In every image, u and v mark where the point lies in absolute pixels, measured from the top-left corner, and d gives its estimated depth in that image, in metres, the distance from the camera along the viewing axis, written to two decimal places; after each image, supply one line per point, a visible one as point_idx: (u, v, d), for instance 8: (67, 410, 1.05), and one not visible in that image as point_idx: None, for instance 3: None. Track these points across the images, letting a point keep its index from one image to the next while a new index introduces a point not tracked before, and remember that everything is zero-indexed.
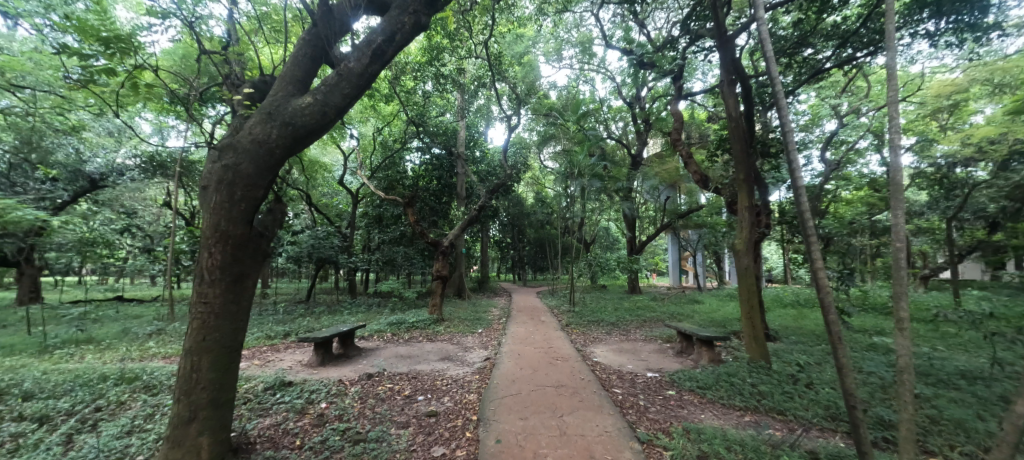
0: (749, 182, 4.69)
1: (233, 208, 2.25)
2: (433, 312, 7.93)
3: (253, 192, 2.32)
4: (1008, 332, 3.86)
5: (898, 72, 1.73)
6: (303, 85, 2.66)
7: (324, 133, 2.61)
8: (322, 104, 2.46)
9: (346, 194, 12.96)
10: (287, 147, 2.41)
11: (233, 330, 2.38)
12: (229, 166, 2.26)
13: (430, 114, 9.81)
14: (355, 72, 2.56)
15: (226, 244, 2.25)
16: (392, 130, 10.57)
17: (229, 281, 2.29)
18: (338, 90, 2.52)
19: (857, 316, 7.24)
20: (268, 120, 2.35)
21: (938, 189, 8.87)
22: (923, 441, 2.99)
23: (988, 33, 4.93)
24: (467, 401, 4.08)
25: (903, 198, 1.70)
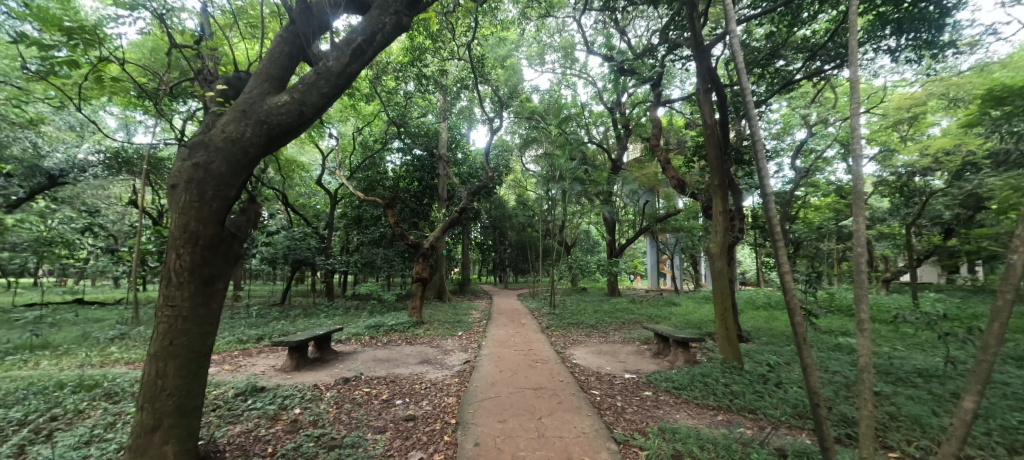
0: (723, 188, 4.80)
1: (203, 208, 2.17)
2: (413, 316, 7.84)
3: (225, 192, 2.24)
4: (960, 332, 4.09)
5: (860, 85, 1.82)
6: (280, 82, 2.59)
7: (301, 133, 2.55)
8: (299, 103, 2.40)
9: (324, 194, 12.69)
10: (261, 146, 2.35)
11: (202, 334, 2.29)
12: (200, 164, 2.18)
13: (412, 115, 9.74)
14: (333, 72, 2.52)
15: (196, 246, 2.17)
16: (372, 130, 10.40)
17: (199, 283, 2.21)
18: (315, 89, 2.46)
19: (825, 317, 7.53)
20: (242, 118, 2.28)
21: (899, 197, 9.33)
22: (882, 437, 3.17)
23: (943, 51, 5.23)
24: (445, 405, 4.04)
25: (864, 205, 1.79)
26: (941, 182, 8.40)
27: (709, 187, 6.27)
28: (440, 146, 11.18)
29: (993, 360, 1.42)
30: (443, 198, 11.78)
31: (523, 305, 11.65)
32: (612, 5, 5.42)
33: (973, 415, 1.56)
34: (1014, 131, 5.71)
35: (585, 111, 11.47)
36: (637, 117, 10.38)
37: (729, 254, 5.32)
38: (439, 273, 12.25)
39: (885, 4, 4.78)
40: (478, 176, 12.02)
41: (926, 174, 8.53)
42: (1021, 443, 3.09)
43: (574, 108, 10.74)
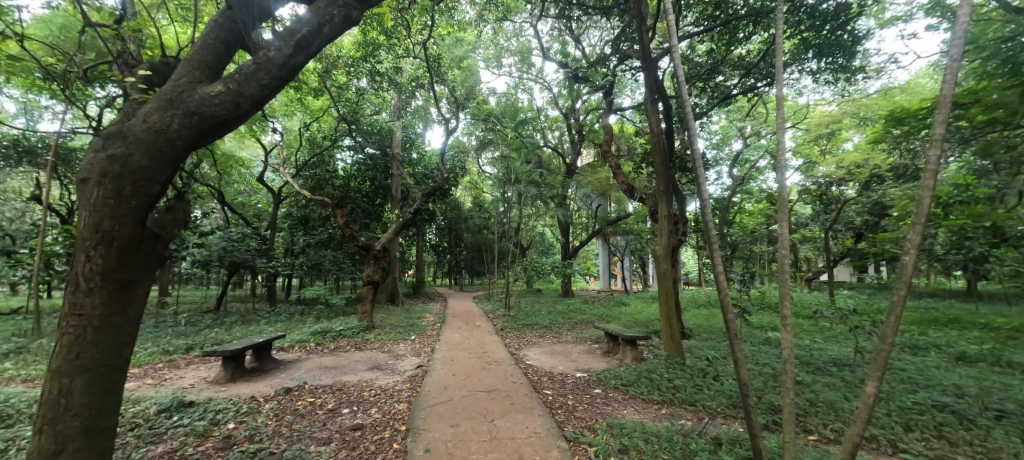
0: (667, 194, 5.04)
1: (119, 205, 1.79)
2: (363, 320, 7.56)
3: (147, 187, 1.87)
4: (866, 325, 4.59)
5: (784, 102, 1.96)
6: (215, 72, 2.27)
7: (238, 127, 2.24)
8: (236, 94, 2.10)
9: (267, 192, 11.88)
10: (191, 139, 2.01)
11: (118, 346, 1.88)
12: (117, 157, 1.81)
13: (364, 112, 9.44)
14: (275, 62, 2.24)
15: (112, 247, 1.79)
16: (322, 126, 9.92)
17: (115, 288, 1.82)
18: (255, 80, 2.17)
19: (757, 314, 8.17)
20: (168, 107, 1.95)
21: (818, 204, 10.37)
22: (803, 421, 3.49)
23: (856, 75, 5.84)
24: (396, 412, 3.91)
25: (786, 212, 1.93)
26: (853, 191, 9.44)
27: (656, 192, 6.59)
28: (394, 145, 10.90)
29: (890, 350, 1.45)
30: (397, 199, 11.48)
31: (478, 308, 11.61)
32: (567, 13, 5.54)
33: (874, 398, 1.61)
34: (909, 148, 6.54)
35: (541, 115, 11.67)
36: (590, 123, 10.73)
37: (673, 256, 5.60)
38: (392, 276, 11.91)
39: (808, 30, 5.26)
40: (433, 177, 11.83)
41: (840, 184, 9.53)
42: (913, 421, 3.53)
43: (530, 112, 10.92)
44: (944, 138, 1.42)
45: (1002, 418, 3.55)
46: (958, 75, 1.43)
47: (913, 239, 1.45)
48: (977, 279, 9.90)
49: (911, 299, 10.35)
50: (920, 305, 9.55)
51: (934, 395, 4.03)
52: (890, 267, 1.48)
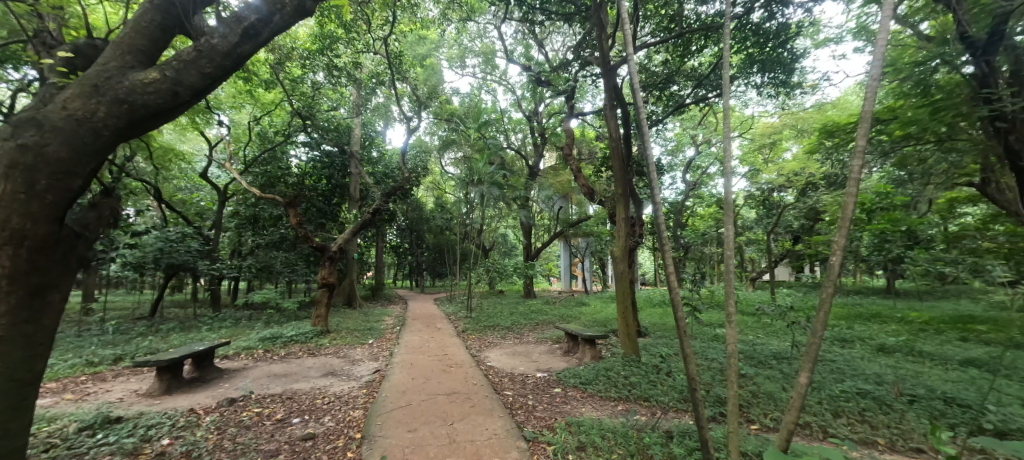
0: (625, 197, 5.20)
1: (31, 201, 1.55)
2: (317, 325, 7.24)
3: (67, 182, 1.66)
4: (801, 320, 4.97)
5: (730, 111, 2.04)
6: (150, 59, 2.03)
7: (174, 117, 2.05)
8: (173, 82, 1.91)
9: (211, 190, 11.07)
10: (119, 129, 1.80)
11: (28, 358, 1.63)
12: (27, 145, 1.56)
13: (320, 107, 9.03)
14: (219, 51, 2.08)
15: (21, 247, 1.55)
16: (274, 121, 9.40)
17: (27, 293, 1.59)
18: (195, 68, 2.00)
19: (707, 312, 8.62)
20: (93, 93, 1.72)
21: (761, 209, 11.14)
22: (747, 412, 3.72)
23: (794, 90, 6.33)
24: (351, 419, 3.77)
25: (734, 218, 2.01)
26: (791, 197, 10.25)
27: (614, 196, 6.79)
28: (353, 143, 10.55)
29: (821, 344, 1.57)
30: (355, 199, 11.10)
31: (440, 310, 11.46)
32: (531, 17, 5.60)
33: (806, 387, 1.75)
34: (838, 159, 7.17)
35: (504, 117, 11.72)
36: (553, 126, 10.93)
37: (630, 258, 5.79)
38: (350, 278, 11.49)
39: (752, 46, 5.62)
40: (394, 176, 11.54)
41: (781, 191, 10.28)
42: (841, 407, 3.86)
43: (493, 114, 10.95)
44: (866, 150, 1.54)
45: (914, 402, 3.96)
46: (875, 91, 1.56)
47: (839, 241, 1.59)
48: (892, 277, 11.05)
49: (839, 296, 11.35)
50: (846, 302, 10.49)
51: (859, 383, 4.43)
52: (821, 267, 1.61)
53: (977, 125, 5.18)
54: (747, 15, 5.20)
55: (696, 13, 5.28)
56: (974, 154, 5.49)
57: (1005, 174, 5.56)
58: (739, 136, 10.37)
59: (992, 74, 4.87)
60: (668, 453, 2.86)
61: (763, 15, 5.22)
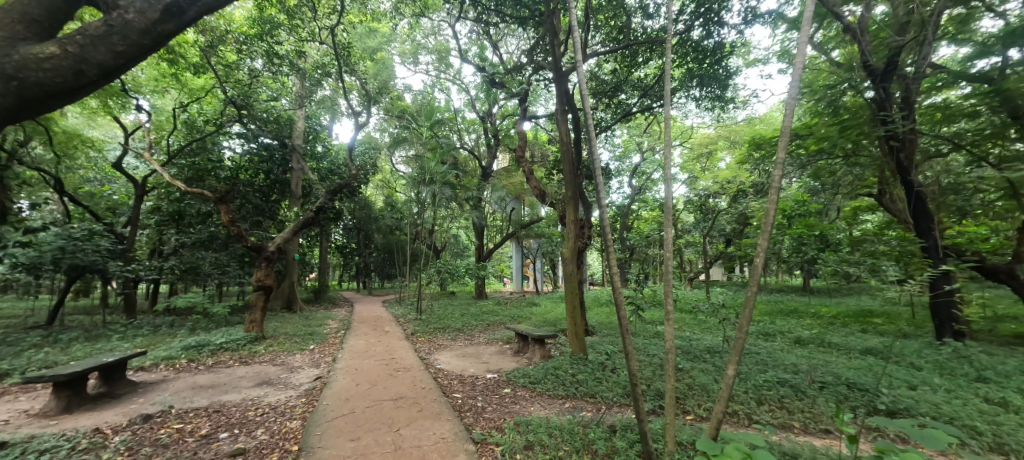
0: (574, 199, 5.33)
1: None
2: (251, 330, 6.74)
3: None
4: (732, 316, 5.39)
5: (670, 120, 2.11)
6: (47, 31, 1.83)
7: (78, 96, 1.87)
8: (77, 60, 1.73)
9: (127, 182, 9.91)
10: (8, 108, 1.64)
11: None
12: None
13: (259, 96, 8.41)
14: (135, 27, 1.85)
15: None
16: (205, 109, 8.61)
17: None
18: (105, 45, 1.79)
19: (649, 311, 9.09)
20: None
21: (698, 213, 11.95)
22: (683, 403, 3.97)
23: (728, 105, 6.84)
24: (287, 431, 3.53)
25: (673, 222, 2.09)
26: (724, 203, 10.95)
27: (564, 198, 6.97)
28: (295, 136, 9.95)
29: (745, 337, 1.71)
30: (297, 196, 10.49)
31: (388, 312, 11.09)
32: (486, 18, 5.60)
33: (733, 379, 1.89)
34: (763, 170, 7.87)
35: (458, 117, 11.63)
36: (506, 128, 11.03)
37: (578, 259, 5.97)
38: (290, 280, 10.86)
39: (692, 62, 6.02)
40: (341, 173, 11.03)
41: (715, 197, 11.11)
42: (764, 396, 4.23)
43: (446, 113, 10.83)
44: (785, 162, 1.66)
45: (824, 388, 4.44)
46: (793, 107, 1.68)
47: (763, 244, 1.69)
48: (806, 277, 12.36)
49: (763, 294, 12.46)
50: (769, 299, 11.56)
51: (779, 372, 4.89)
52: (746, 268, 1.73)
53: (875, 143, 5.93)
54: (687, 32, 5.56)
55: (643, 27, 5.56)
56: (874, 168, 6.27)
57: (896, 186, 6.50)
58: (679, 146, 11.07)
59: (887, 100, 5.67)
60: (611, 447, 2.97)
61: (701, 33, 5.61)
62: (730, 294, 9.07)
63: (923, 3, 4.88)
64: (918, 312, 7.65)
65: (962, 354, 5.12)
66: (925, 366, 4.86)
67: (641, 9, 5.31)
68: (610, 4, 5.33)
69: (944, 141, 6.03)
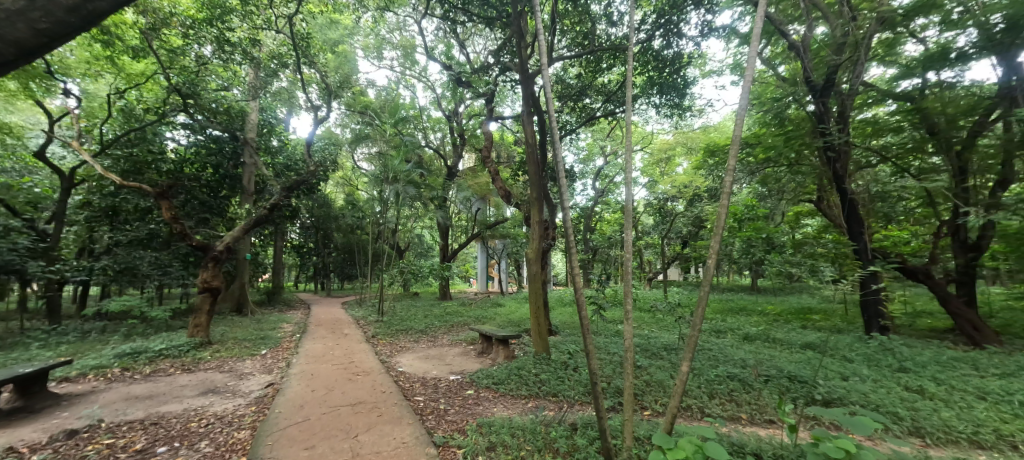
0: (538, 201, 5.38)
1: None
2: (195, 335, 6.31)
3: None
4: (687, 315, 5.64)
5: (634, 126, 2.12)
6: None
7: None
8: None
9: (51, 173, 8.97)
10: None
11: None
12: None
13: (207, 85, 7.88)
14: None
15: None
16: (145, 96, 7.95)
17: None
18: None
19: (609, 310, 9.35)
20: None
21: (657, 216, 12.43)
22: (641, 400, 4.11)
23: (685, 112, 7.13)
24: (234, 442, 3.31)
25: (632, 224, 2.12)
26: (681, 207, 11.59)
27: (529, 200, 7.04)
28: (248, 129, 9.43)
29: (698, 335, 1.78)
30: (249, 193, 9.90)
31: (348, 314, 10.74)
32: (453, 16, 5.54)
33: (686, 375, 1.98)
34: (716, 175, 8.30)
35: (423, 115, 11.44)
36: (472, 128, 10.99)
37: (542, 259, 6.05)
38: (239, 281, 10.34)
39: (653, 70, 6.24)
40: (298, 169, 10.54)
41: (673, 200, 11.60)
42: (715, 390, 4.46)
43: (411, 110, 10.64)
44: (735, 170, 1.73)
45: (768, 381, 4.74)
46: (743, 117, 1.75)
47: (714, 246, 1.73)
48: (754, 277, 13.18)
49: (716, 293, 13.18)
50: (722, 298, 12.21)
51: (729, 367, 5.17)
52: (699, 269, 1.78)
53: (816, 153, 6.40)
54: (648, 41, 5.77)
55: (607, 34, 5.71)
56: (814, 176, 6.80)
57: (832, 194, 7.05)
58: (640, 151, 11.47)
59: (826, 113, 6.01)
60: (572, 445, 3.02)
61: (662, 43, 5.84)
62: (685, 293, 9.50)
63: (858, 26, 5.32)
64: (850, 309, 8.36)
65: (886, 346, 5.64)
66: (856, 359, 5.31)
67: (605, 17, 5.47)
68: (576, 9, 5.40)
69: (873, 153, 6.65)
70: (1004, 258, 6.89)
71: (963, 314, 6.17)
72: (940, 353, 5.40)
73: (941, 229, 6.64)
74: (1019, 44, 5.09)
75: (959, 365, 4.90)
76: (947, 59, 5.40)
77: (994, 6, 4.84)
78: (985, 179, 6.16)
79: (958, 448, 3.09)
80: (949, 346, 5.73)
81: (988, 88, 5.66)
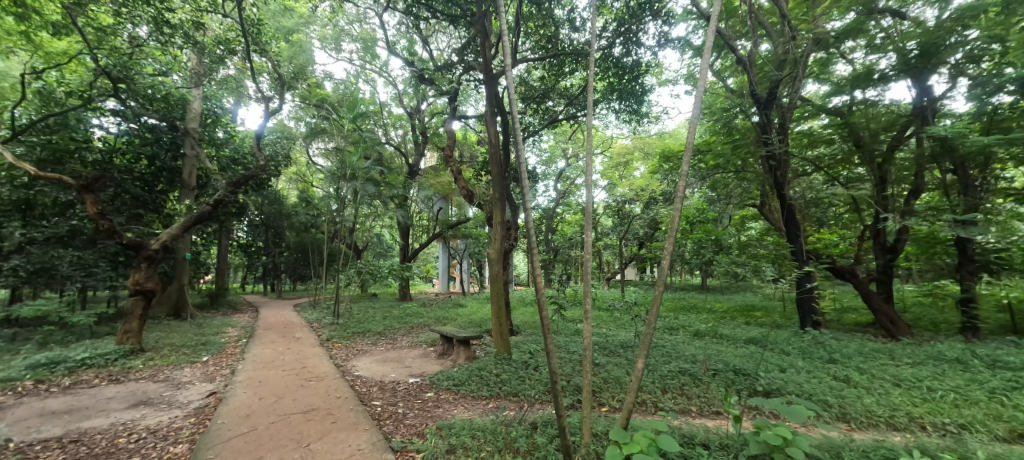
0: (501, 201, 5.39)
1: None
2: (125, 343, 5.77)
3: None
4: (642, 313, 5.87)
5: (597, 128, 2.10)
6: None
7: None
8: None
9: None
10: None
11: None
12: None
13: (142, 69, 7.25)
14: None
15: None
16: (66, 78, 7.15)
17: None
18: None
19: (569, 309, 9.54)
20: None
21: (616, 218, 12.86)
22: (599, 397, 4.22)
23: (642, 119, 7.42)
24: (168, 457, 3.02)
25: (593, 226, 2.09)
26: (638, 209, 12.09)
27: (491, 200, 7.06)
28: (190, 118, 8.89)
29: (653, 333, 1.85)
30: (189, 186, 9.45)
31: (301, 317, 10.23)
32: (416, 11, 5.41)
33: (641, 370, 2.06)
34: (670, 179, 8.70)
35: (384, 111, 11.15)
36: (435, 127, 10.83)
37: (505, 260, 6.09)
38: (176, 282, 9.64)
39: (613, 77, 6.44)
40: (246, 163, 9.92)
41: (630, 203, 12.05)
42: (668, 384, 4.66)
43: (371, 106, 10.33)
44: (689, 175, 1.78)
45: (715, 374, 5.03)
46: (696, 124, 1.81)
47: (668, 247, 1.79)
48: (703, 277, 13.97)
49: (669, 293, 13.80)
50: (675, 297, 12.81)
51: (680, 363, 5.44)
52: (654, 269, 1.83)
53: (760, 162, 6.87)
54: (609, 48, 5.94)
55: (570, 39, 5.85)
56: (758, 182, 7.29)
57: (774, 199, 7.60)
58: (600, 154, 11.82)
59: (768, 124, 6.46)
60: (532, 444, 3.04)
61: (622, 51, 6.04)
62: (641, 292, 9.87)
63: (796, 45, 5.78)
64: (788, 306, 9.06)
65: (818, 340, 6.16)
66: (793, 352, 5.75)
67: (569, 22, 5.62)
68: (540, 13, 5.45)
69: (810, 163, 7.24)
70: (915, 259, 7.73)
71: (882, 309, 6.82)
72: (863, 345, 5.96)
73: (866, 233, 7.34)
74: (930, 68, 5.73)
75: (878, 355, 5.45)
76: (871, 80, 5.99)
77: (910, 34, 5.52)
78: (901, 188, 6.88)
79: (877, 430, 3.42)
80: (871, 339, 6.34)
81: (905, 107, 6.34)
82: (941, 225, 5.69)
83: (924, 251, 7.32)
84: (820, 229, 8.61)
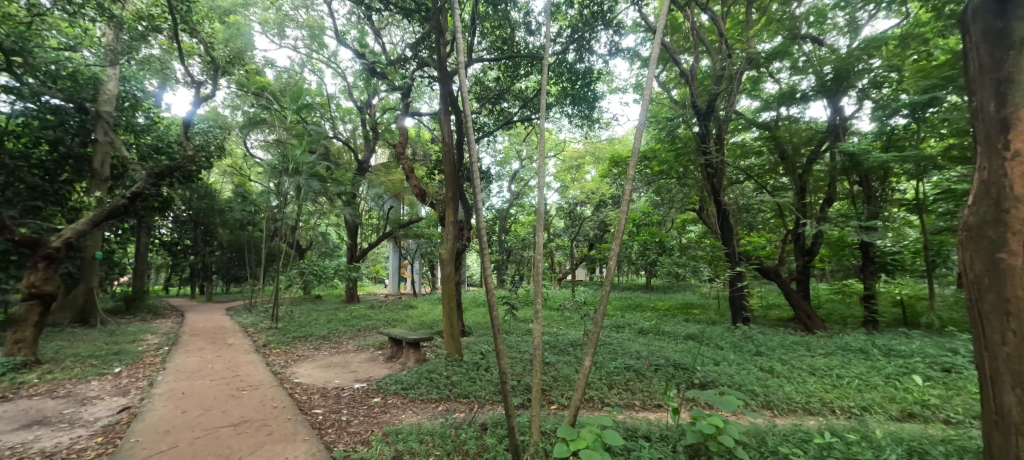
0: (454, 200, 5.34)
1: None
2: (16, 354, 5.07)
3: None
4: (591, 312, 6.07)
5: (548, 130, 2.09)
6: None
7: None
8: None
9: None
10: None
11: None
12: None
13: (41, 40, 6.39)
14: None
15: None
16: None
17: None
18: None
19: (520, 309, 9.65)
20: None
21: (567, 219, 13.20)
22: (549, 395, 4.31)
23: (594, 124, 7.66)
24: None
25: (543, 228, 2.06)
26: (588, 211, 12.50)
27: (443, 199, 6.97)
28: (103, 101, 7.91)
29: (598, 331, 1.91)
30: (102, 177, 8.56)
31: (234, 321, 9.49)
32: (367, 2, 5.21)
33: (588, 367, 2.10)
34: (617, 183, 9.10)
35: (331, 104, 10.65)
36: (386, 123, 10.50)
37: (456, 260, 6.04)
38: (83, 286, 8.58)
39: (567, 82, 6.61)
40: (172, 153, 9.04)
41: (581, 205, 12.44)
42: (614, 380, 4.86)
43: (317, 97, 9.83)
44: (635, 179, 1.82)
45: (657, 369, 5.32)
46: (642, 131, 1.85)
47: (615, 249, 1.83)
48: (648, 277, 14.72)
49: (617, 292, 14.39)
50: (621, 296, 13.39)
51: (625, 359, 5.69)
52: (600, 270, 1.88)
53: (699, 169, 7.37)
54: (563, 54, 6.11)
55: (525, 42, 5.92)
56: (697, 188, 7.81)
57: (711, 205, 8.17)
58: (553, 157, 12.09)
59: (707, 135, 6.93)
60: (481, 445, 3.04)
61: (575, 57, 6.22)
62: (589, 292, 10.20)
63: (732, 62, 6.28)
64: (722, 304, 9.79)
65: (747, 335, 6.71)
66: (725, 346, 6.23)
67: (524, 25, 5.69)
68: (496, 14, 5.47)
69: (742, 172, 7.87)
70: (828, 261, 8.67)
71: (801, 306, 7.55)
72: (784, 339, 6.59)
73: (789, 237, 8.10)
74: (843, 91, 6.44)
75: (797, 347, 6.05)
76: (794, 98, 6.64)
77: (827, 59, 6.17)
78: (818, 197, 7.69)
79: (795, 416, 3.80)
80: (791, 333, 7.02)
81: (821, 125, 7.07)
82: (849, 230, 6.43)
83: (836, 254, 8.22)
84: (750, 232, 9.39)
